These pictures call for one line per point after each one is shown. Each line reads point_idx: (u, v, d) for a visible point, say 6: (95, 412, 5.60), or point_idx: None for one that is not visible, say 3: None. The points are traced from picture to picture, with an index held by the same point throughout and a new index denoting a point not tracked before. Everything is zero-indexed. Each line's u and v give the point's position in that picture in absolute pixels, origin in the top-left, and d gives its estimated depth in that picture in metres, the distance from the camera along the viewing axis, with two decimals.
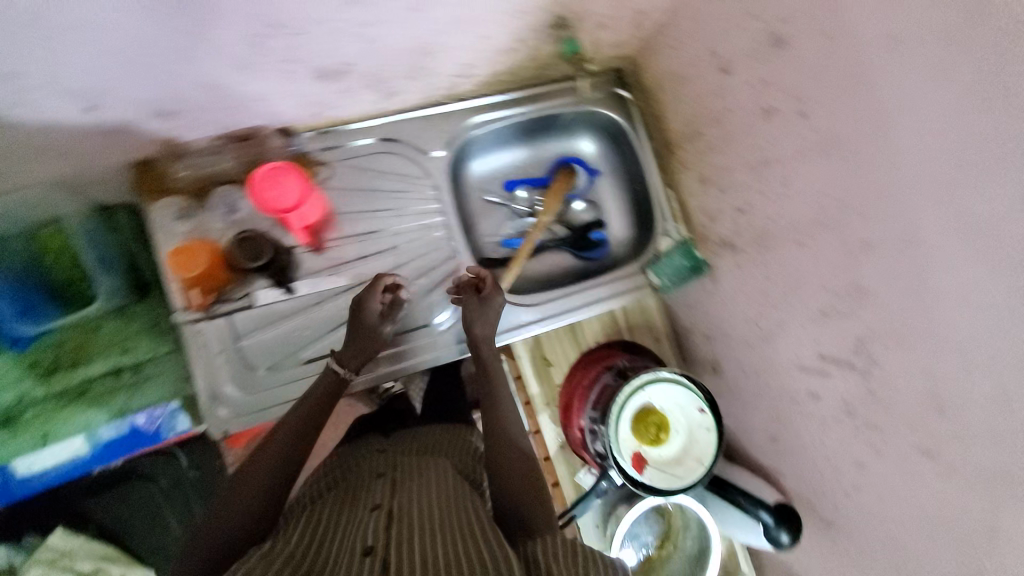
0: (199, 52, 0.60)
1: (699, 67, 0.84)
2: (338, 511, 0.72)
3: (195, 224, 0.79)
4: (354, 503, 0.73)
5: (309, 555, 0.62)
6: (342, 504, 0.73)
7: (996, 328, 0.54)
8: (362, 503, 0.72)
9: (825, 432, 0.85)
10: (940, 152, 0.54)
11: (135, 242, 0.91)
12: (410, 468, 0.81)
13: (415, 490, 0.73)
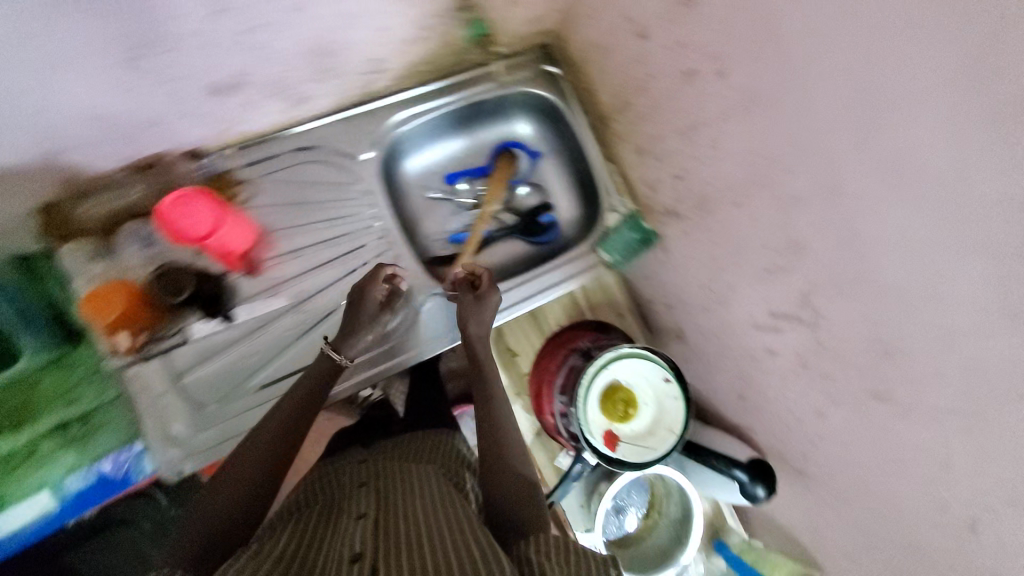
0: (75, 83, 0.60)
1: (618, 36, 0.81)
2: (321, 523, 0.69)
3: (113, 264, 0.75)
4: (337, 514, 0.70)
5: (295, 563, 0.59)
6: (323, 516, 0.71)
7: (928, 264, 0.54)
8: (346, 513, 0.69)
9: (786, 386, 0.85)
10: (853, 93, 0.54)
11: (57, 289, 0.88)
12: (394, 476, 0.79)
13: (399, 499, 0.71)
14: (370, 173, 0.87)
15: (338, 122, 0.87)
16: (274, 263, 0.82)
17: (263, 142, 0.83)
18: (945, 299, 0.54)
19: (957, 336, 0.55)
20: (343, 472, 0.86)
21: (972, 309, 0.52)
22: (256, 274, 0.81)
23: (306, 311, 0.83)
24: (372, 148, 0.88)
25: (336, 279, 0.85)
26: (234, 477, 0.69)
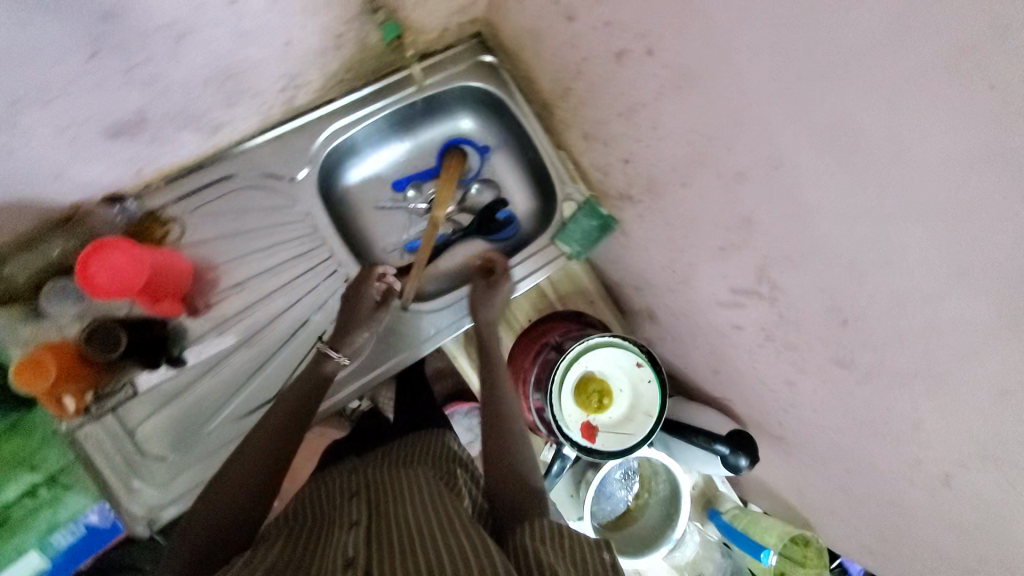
0: None
1: (547, 20, 0.76)
2: (314, 525, 0.65)
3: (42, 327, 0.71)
4: (329, 516, 0.66)
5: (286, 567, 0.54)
6: (316, 519, 0.66)
7: (875, 234, 0.52)
8: (339, 515, 0.65)
9: (755, 358, 0.85)
10: (782, 64, 0.51)
11: None
12: (388, 471, 0.75)
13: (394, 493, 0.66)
14: (308, 195, 0.84)
15: (267, 143, 0.83)
16: (217, 301, 0.80)
17: (188, 176, 0.79)
18: (893, 267, 0.53)
19: (911, 303, 0.53)
20: (336, 475, 0.81)
21: (922, 276, 0.51)
22: (198, 314, 0.79)
23: (257, 344, 0.81)
24: (308, 166, 0.85)
25: (285, 308, 0.83)
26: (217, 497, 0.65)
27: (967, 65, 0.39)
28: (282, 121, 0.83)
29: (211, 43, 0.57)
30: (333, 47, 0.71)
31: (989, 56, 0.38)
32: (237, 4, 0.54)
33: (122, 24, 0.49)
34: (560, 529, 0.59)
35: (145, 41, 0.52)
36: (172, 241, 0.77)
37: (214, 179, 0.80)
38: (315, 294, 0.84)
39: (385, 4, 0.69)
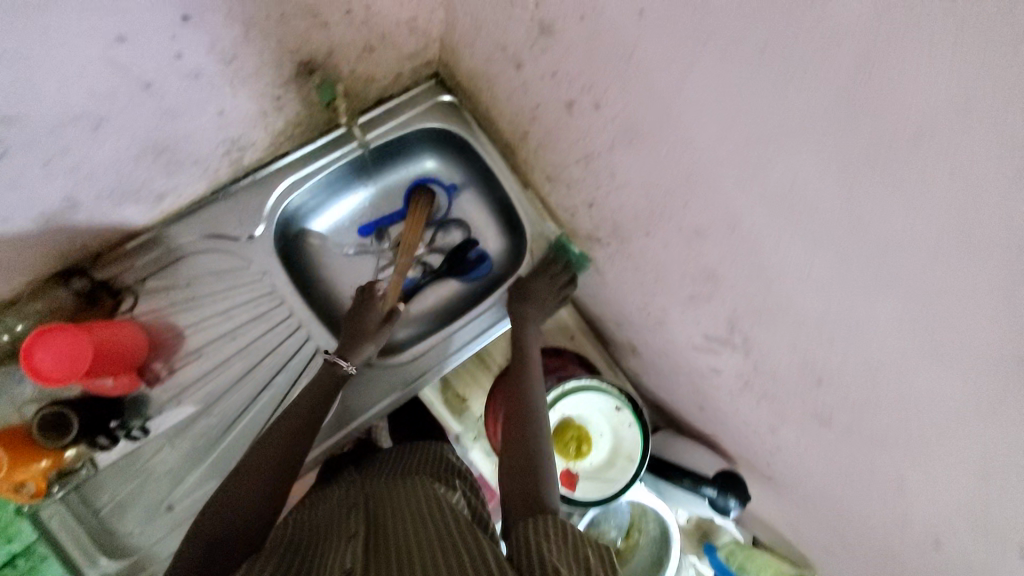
0: None
1: (497, 64, 0.72)
2: (308, 538, 0.60)
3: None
4: (323, 527, 0.61)
5: None
6: (311, 530, 0.62)
7: (836, 303, 0.47)
8: (334, 524, 0.61)
9: (736, 402, 0.80)
10: (727, 128, 0.45)
11: None
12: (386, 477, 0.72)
13: (392, 500, 0.62)
14: (265, 253, 0.82)
15: (221, 201, 0.81)
16: (175, 370, 0.78)
17: (140, 243, 0.76)
18: (860, 338, 0.48)
19: (880, 373, 0.48)
20: (334, 487, 0.76)
21: (888, 352, 0.46)
22: (158, 383, 0.77)
23: (220, 410, 0.79)
24: (263, 223, 0.82)
25: (244, 373, 0.80)
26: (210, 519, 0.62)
27: (924, 145, 0.33)
28: (235, 179, 0.81)
29: (132, 127, 0.54)
30: (273, 108, 0.68)
31: (948, 137, 0.32)
32: (153, 87, 0.52)
33: (27, 125, 0.46)
34: (565, 531, 0.54)
35: (56, 136, 0.49)
36: (123, 312, 0.75)
37: (167, 244, 0.78)
38: (275, 355, 0.81)
39: (320, 63, 0.65)
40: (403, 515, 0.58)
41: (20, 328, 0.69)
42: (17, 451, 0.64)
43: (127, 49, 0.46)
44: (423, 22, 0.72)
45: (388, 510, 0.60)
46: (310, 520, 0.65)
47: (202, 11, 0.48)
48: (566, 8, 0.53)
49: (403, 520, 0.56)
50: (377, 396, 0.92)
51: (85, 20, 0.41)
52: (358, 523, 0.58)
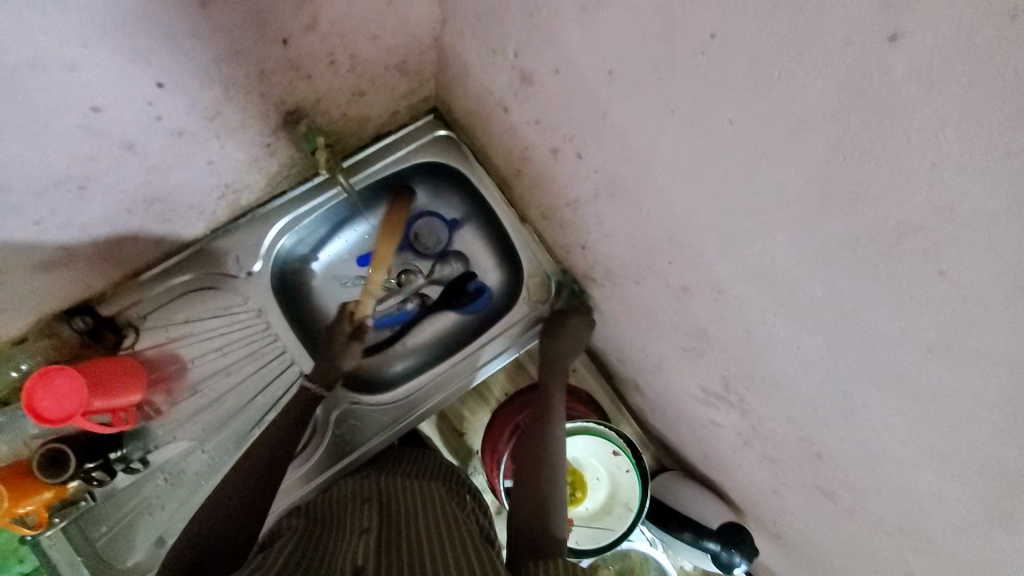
0: None
1: (487, 106, 0.71)
2: (322, 531, 0.61)
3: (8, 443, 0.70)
4: (334, 522, 0.63)
5: (297, 569, 0.51)
6: (321, 523, 0.63)
7: (826, 383, 0.43)
8: (346, 518, 0.62)
9: (738, 458, 0.74)
10: (701, 195, 0.41)
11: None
12: (403, 480, 0.72)
13: (405, 507, 0.63)
14: (262, 290, 0.84)
15: (222, 239, 0.82)
16: (174, 404, 0.80)
17: (144, 281, 0.78)
18: (856, 421, 0.43)
19: (878, 459, 0.43)
20: (347, 484, 0.76)
21: (883, 441, 0.41)
22: (157, 418, 0.79)
23: (218, 443, 0.81)
24: (261, 262, 0.83)
25: (240, 408, 0.82)
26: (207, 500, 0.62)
27: (903, 244, 0.29)
28: (234, 217, 0.83)
29: (118, 184, 0.56)
30: (264, 155, 0.69)
31: (937, 238, 0.27)
32: (136, 147, 0.53)
33: (10, 192, 0.48)
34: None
35: (43, 200, 0.51)
36: (125, 348, 0.77)
37: (168, 282, 0.79)
38: (269, 391, 0.83)
39: (307, 112, 0.66)
40: (415, 523, 0.58)
41: (27, 366, 0.71)
42: (18, 488, 0.67)
43: (104, 116, 0.47)
44: (414, 65, 0.71)
45: (401, 515, 0.61)
46: (321, 514, 0.66)
47: (177, 77, 0.49)
48: (542, 60, 0.50)
49: (417, 529, 0.56)
50: (378, 427, 0.87)
51: (56, 97, 0.42)
52: (371, 520, 0.59)
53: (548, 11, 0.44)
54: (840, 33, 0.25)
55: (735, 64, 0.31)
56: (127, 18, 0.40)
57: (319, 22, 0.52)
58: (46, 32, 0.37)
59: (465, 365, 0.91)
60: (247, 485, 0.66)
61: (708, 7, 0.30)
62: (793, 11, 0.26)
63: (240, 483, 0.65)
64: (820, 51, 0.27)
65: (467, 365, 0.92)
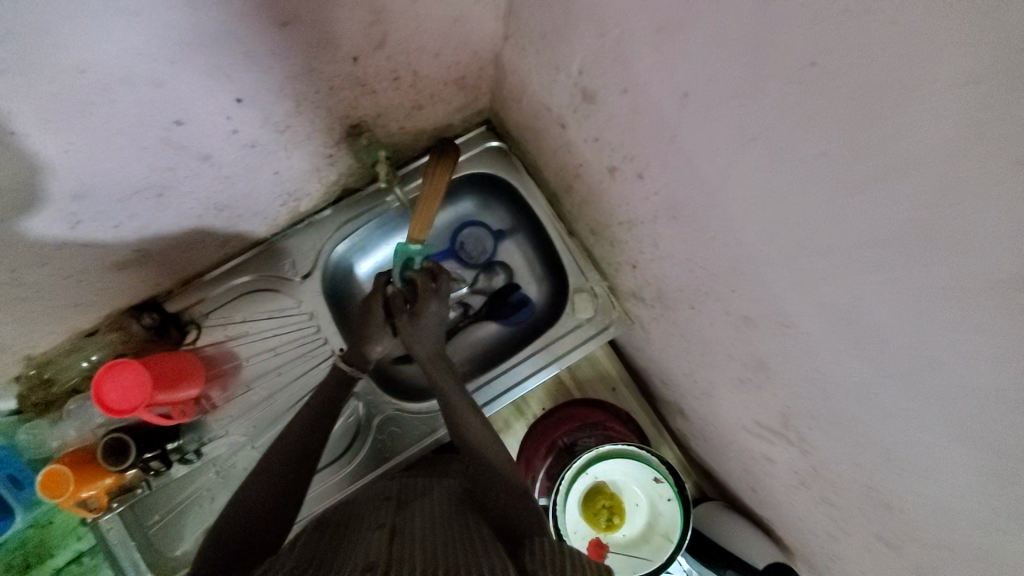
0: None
1: (543, 120, 0.70)
2: (333, 533, 0.58)
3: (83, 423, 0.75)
4: (348, 525, 0.60)
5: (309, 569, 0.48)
6: (341, 523, 0.62)
7: (907, 436, 0.39)
8: (365, 520, 0.61)
9: (790, 497, 0.69)
10: (777, 226, 0.39)
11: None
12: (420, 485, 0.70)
13: (423, 508, 0.60)
14: (313, 294, 0.86)
15: (280, 243, 0.86)
16: (228, 398, 0.84)
17: (207, 280, 0.83)
18: (939, 478, 0.38)
19: (961, 522, 0.39)
20: (379, 485, 0.75)
21: (968, 504, 0.37)
22: (212, 412, 0.82)
23: (264, 440, 0.84)
24: (314, 266, 0.86)
25: (288, 407, 0.85)
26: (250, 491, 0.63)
27: (1012, 302, 0.26)
28: (292, 223, 0.86)
29: (192, 194, 0.59)
30: (325, 166, 0.71)
31: None
32: (212, 158, 0.56)
33: (97, 199, 0.51)
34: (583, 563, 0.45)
35: (124, 206, 0.55)
36: (187, 343, 0.81)
37: (229, 282, 0.83)
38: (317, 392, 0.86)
39: (368, 125, 0.67)
40: (427, 524, 0.55)
41: (97, 357, 0.76)
42: (82, 471, 0.71)
43: (184, 129, 0.50)
44: (472, 80, 0.72)
45: (418, 513, 0.58)
46: (335, 516, 0.65)
47: (254, 94, 0.51)
48: (608, 80, 0.50)
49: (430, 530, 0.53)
50: (414, 438, 0.86)
51: (142, 110, 0.45)
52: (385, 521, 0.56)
53: (620, 32, 0.43)
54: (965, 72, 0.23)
55: (834, 96, 0.29)
56: (212, 39, 0.42)
57: (388, 41, 0.53)
58: (140, 52, 0.39)
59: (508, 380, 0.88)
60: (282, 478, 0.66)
61: (807, 35, 0.29)
62: (905, 46, 0.25)
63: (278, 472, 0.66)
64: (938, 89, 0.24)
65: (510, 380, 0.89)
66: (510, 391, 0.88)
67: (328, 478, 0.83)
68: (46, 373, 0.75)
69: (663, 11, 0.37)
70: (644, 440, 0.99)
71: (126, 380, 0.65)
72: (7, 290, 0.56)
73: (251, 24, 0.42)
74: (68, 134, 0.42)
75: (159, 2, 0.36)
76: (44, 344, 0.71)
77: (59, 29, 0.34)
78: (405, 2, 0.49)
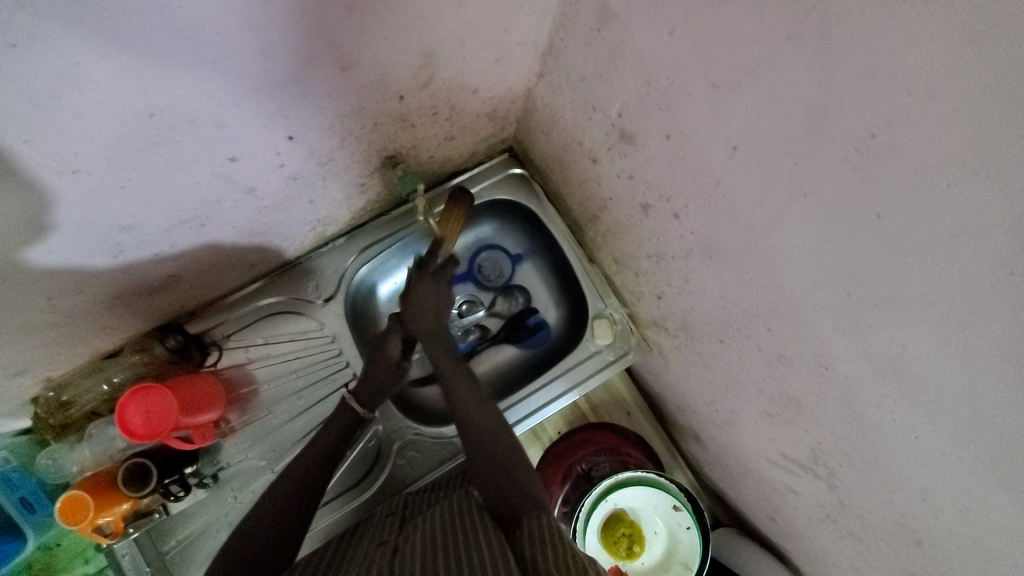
0: (20, 338, 0.56)
1: (572, 153, 0.72)
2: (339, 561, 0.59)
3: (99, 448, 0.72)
4: (353, 552, 0.61)
5: None
6: (346, 548, 0.63)
7: (947, 480, 0.39)
8: (368, 545, 0.61)
9: (810, 532, 0.68)
10: (822, 274, 0.41)
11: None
12: (428, 504, 0.70)
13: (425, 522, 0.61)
14: (335, 317, 0.86)
15: (303, 266, 0.86)
16: (246, 421, 0.83)
17: (231, 301, 0.83)
18: (968, 522, 0.39)
19: (994, 566, 0.38)
20: (394, 506, 0.75)
21: (1006, 549, 0.36)
22: (231, 434, 0.81)
23: (281, 466, 0.83)
24: (337, 289, 0.87)
25: (306, 430, 0.85)
26: (273, 522, 0.63)
27: None
28: (317, 246, 0.86)
29: (232, 222, 0.60)
30: (357, 193, 0.72)
31: None
32: (256, 190, 0.57)
33: (143, 230, 0.52)
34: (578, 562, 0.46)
35: (166, 235, 0.55)
36: (208, 365, 0.81)
37: (252, 303, 0.83)
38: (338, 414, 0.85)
39: (404, 156, 0.69)
40: (428, 536, 0.56)
41: (118, 379, 0.73)
42: (102, 497, 0.68)
43: (236, 164, 0.51)
44: (503, 112, 0.74)
45: (420, 529, 0.59)
46: (343, 544, 0.65)
47: (304, 131, 0.52)
48: (650, 125, 0.52)
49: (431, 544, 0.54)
50: (433, 462, 0.86)
51: (200, 149, 0.46)
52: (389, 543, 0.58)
53: (669, 84, 0.46)
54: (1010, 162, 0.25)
55: (893, 165, 0.31)
56: (273, 82, 0.44)
57: (434, 80, 0.55)
58: (209, 96, 0.41)
59: (527, 405, 0.88)
60: (305, 507, 0.65)
61: (868, 111, 0.31)
62: (960, 131, 0.27)
63: (300, 500, 0.66)
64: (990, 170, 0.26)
65: (529, 405, 0.88)
66: (529, 416, 0.87)
67: (347, 502, 0.82)
68: (64, 395, 0.72)
69: (718, 70, 0.40)
70: (659, 466, 0.99)
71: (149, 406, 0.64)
72: (44, 316, 0.55)
73: (311, 68, 0.44)
74: (131, 172, 0.43)
75: (233, 51, 0.38)
76: (64, 366, 0.69)
77: (140, 78, 0.35)
78: (454, 46, 0.51)
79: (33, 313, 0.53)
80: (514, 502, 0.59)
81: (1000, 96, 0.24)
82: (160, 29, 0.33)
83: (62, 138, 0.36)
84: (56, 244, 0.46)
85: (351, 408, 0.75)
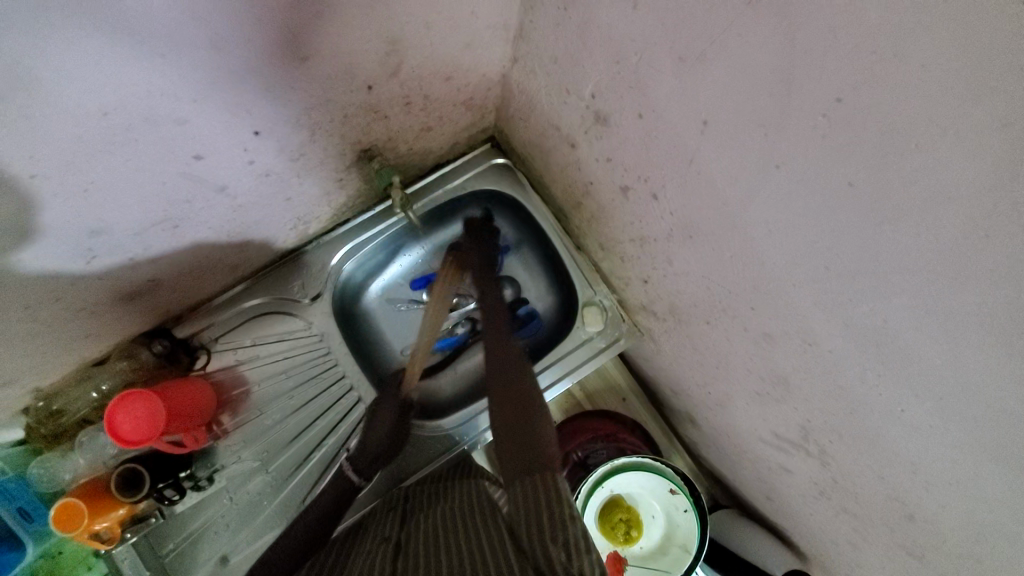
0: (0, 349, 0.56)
1: (551, 138, 0.71)
2: (342, 557, 0.59)
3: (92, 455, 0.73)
4: (356, 547, 0.61)
5: None
6: (353, 544, 0.63)
7: (935, 450, 0.38)
8: (370, 541, 0.61)
9: (807, 510, 0.67)
10: (801, 248, 0.40)
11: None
12: (430, 497, 0.70)
13: (429, 516, 0.61)
14: (323, 315, 0.86)
15: (287, 266, 0.86)
16: (239, 422, 0.83)
17: (216, 305, 0.83)
18: (959, 491, 0.38)
19: (987, 535, 0.38)
20: (394, 501, 0.74)
21: (997, 515, 0.36)
22: (223, 436, 0.81)
23: (275, 465, 0.83)
24: (324, 287, 0.86)
25: (299, 430, 0.84)
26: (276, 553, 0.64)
27: None
28: (300, 246, 0.86)
29: (206, 223, 0.59)
30: (335, 188, 0.72)
31: None
32: (228, 189, 0.57)
33: (114, 234, 0.51)
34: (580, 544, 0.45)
35: (139, 238, 0.54)
36: (197, 369, 0.80)
37: (237, 305, 0.83)
38: (329, 414, 0.85)
39: (379, 149, 0.68)
40: (431, 530, 0.56)
41: (107, 386, 0.73)
42: (97, 504, 0.69)
43: (203, 162, 0.51)
44: (479, 100, 0.72)
45: (423, 524, 0.59)
46: (347, 540, 0.65)
47: (272, 126, 0.52)
48: (622, 104, 0.51)
49: (432, 537, 0.54)
50: (429, 455, 0.85)
51: (164, 148, 0.45)
52: (393, 535, 0.59)
53: (638, 60, 0.45)
54: (968, 121, 0.25)
55: (862, 129, 0.30)
56: (234, 75, 0.43)
57: (403, 68, 0.54)
58: (165, 91, 0.40)
59: None
60: None
61: (831, 74, 0.30)
62: (921, 90, 0.26)
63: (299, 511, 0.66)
64: (951, 132, 0.26)
65: None
66: None
67: None
68: (54, 405, 0.72)
69: (684, 43, 0.39)
70: (656, 450, 0.99)
71: (138, 415, 0.63)
72: (22, 325, 0.55)
73: (271, 59, 0.43)
74: (93, 174, 0.43)
75: (189, 42, 0.37)
76: (51, 376, 0.69)
77: (92, 74, 0.35)
78: (421, 31, 0.50)
79: (10, 322, 0.53)
80: (526, 458, 0.57)
81: (962, 46, 0.23)
82: (105, 23, 0.32)
83: (14, 141, 0.35)
84: (24, 253, 0.45)
85: (347, 480, 0.75)
